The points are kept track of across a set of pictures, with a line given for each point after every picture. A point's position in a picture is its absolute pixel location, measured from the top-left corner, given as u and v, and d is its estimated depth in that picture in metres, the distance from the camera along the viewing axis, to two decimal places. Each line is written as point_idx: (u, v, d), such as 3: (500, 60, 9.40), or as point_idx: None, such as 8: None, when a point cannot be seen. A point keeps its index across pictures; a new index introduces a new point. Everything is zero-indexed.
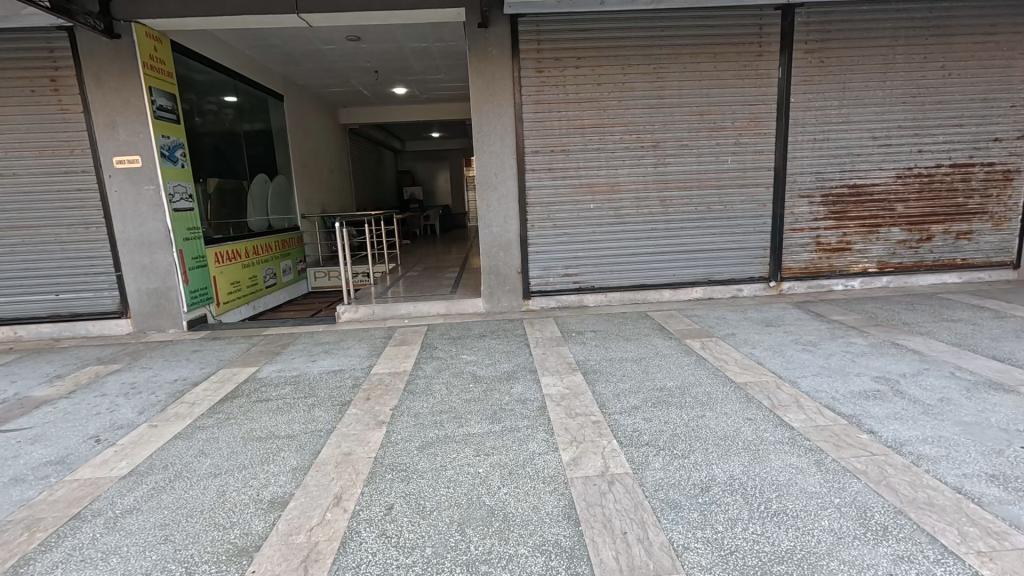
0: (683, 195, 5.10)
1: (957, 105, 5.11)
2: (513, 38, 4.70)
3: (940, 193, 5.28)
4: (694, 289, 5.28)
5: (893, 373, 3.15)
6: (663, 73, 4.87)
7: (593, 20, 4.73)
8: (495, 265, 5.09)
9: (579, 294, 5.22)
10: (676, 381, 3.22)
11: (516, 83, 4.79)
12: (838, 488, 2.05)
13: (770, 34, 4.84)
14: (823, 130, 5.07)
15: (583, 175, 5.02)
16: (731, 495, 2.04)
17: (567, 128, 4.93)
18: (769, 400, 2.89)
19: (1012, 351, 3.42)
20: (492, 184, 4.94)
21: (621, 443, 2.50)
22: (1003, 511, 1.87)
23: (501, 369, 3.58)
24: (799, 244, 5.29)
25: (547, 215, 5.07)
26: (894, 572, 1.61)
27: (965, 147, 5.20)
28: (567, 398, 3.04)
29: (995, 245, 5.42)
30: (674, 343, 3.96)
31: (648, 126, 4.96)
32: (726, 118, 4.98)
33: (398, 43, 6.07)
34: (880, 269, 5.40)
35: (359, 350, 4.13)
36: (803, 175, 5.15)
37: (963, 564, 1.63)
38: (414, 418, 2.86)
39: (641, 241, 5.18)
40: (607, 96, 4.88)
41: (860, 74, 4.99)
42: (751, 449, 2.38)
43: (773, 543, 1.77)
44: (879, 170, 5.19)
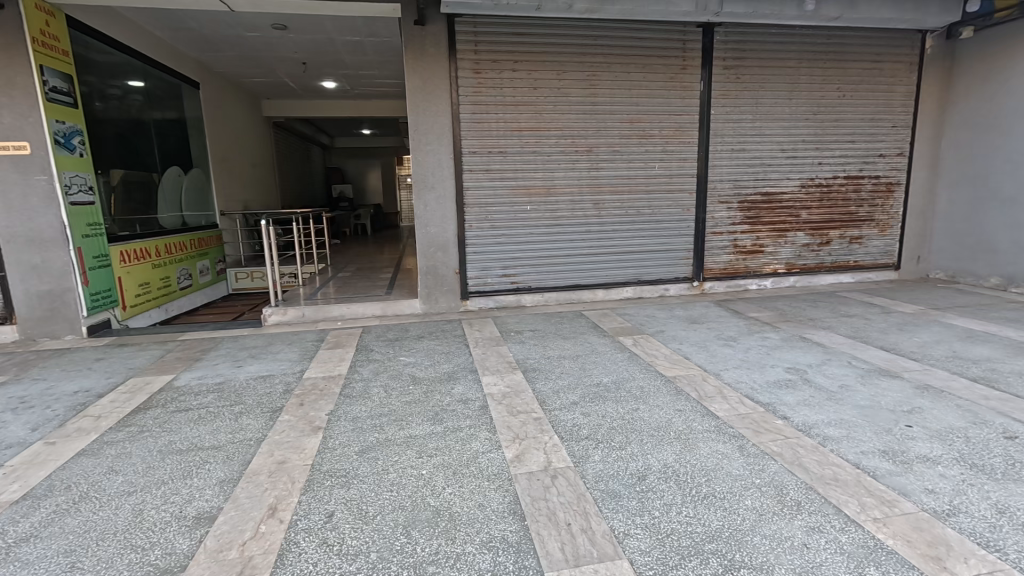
0: (615, 199, 5.31)
1: (851, 123, 5.72)
2: (450, 38, 4.68)
3: (837, 201, 5.88)
4: (626, 289, 5.52)
5: (801, 364, 3.47)
6: (596, 81, 5.05)
7: (530, 25, 4.81)
8: (433, 265, 5.04)
9: (516, 295, 5.29)
10: (612, 376, 3.36)
11: (453, 83, 4.78)
12: (758, 470, 2.24)
13: (692, 50, 5.17)
14: (739, 141, 5.48)
15: (520, 177, 5.09)
16: (665, 482, 2.16)
17: (504, 130, 4.98)
18: (697, 392, 3.08)
19: (896, 342, 3.89)
20: (429, 183, 4.88)
21: (562, 438, 2.57)
22: (893, 482, 2.12)
23: (442, 370, 3.55)
24: (719, 246, 5.68)
25: (485, 216, 5.10)
26: (808, 542, 1.78)
27: (857, 161, 5.82)
28: (508, 396, 3.08)
29: (881, 249, 6.11)
30: (608, 341, 4.12)
31: (582, 131, 5.12)
32: (654, 126, 5.25)
33: (329, 34, 5.83)
34: (788, 270, 5.92)
35: (290, 354, 3.93)
36: (723, 183, 5.54)
37: (863, 531, 1.83)
38: (352, 422, 2.78)
39: (576, 243, 5.33)
40: (542, 100, 4.99)
41: (770, 91, 5.45)
42: (682, 438, 2.53)
43: (704, 524, 1.89)
44: (787, 179, 5.70)
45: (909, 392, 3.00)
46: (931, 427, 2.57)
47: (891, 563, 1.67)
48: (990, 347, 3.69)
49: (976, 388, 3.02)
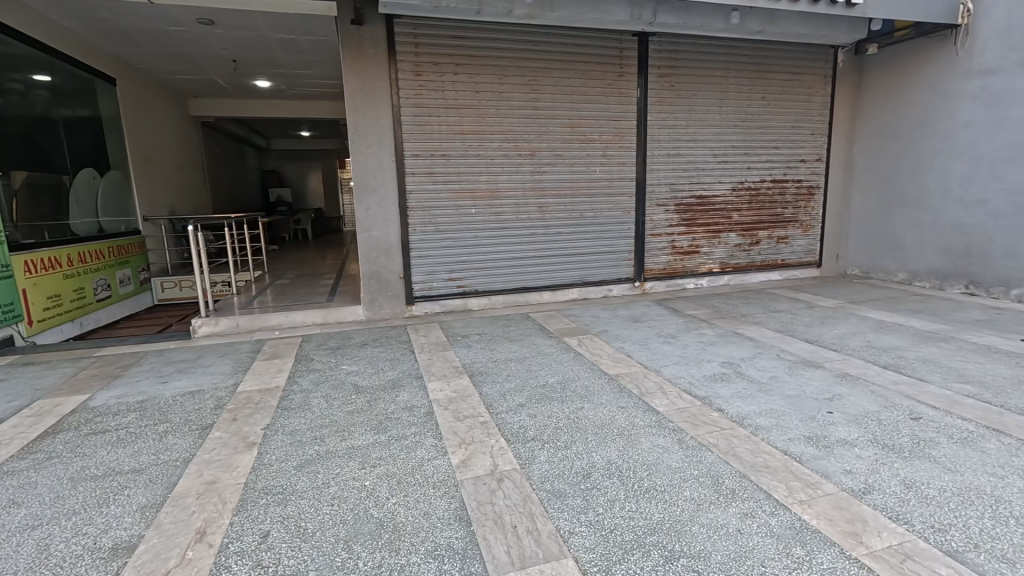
0: (559, 203, 5.40)
1: (775, 131, 6.10)
2: (390, 38, 4.60)
3: (764, 204, 6.25)
4: (571, 290, 5.61)
5: (735, 358, 3.66)
6: (537, 86, 5.12)
7: (471, 28, 4.81)
8: (376, 270, 4.92)
9: (463, 299, 5.26)
10: (558, 377, 3.40)
11: (393, 85, 4.70)
12: (696, 461, 2.33)
13: (629, 58, 5.35)
14: (675, 146, 5.72)
15: (464, 179, 5.07)
16: (609, 478, 2.21)
17: (447, 132, 4.95)
18: (639, 388, 3.18)
19: (819, 334, 4.17)
20: (370, 187, 4.77)
21: (509, 440, 2.57)
22: (817, 465, 2.27)
23: (386, 377, 3.47)
24: (658, 247, 5.90)
25: (429, 219, 5.04)
26: (741, 527, 1.87)
27: (781, 166, 6.22)
28: (454, 401, 3.05)
29: (804, 248, 6.55)
30: (554, 341, 4.17)
31: (525, 135, 5.18)
32: (594, 131, 5.38)
33: (261, 31, 5.58)
34: (722, 269, 6.23)
35: (222, 367, 3.71)
36: (660, 186, 5.75)
37: (790, 513, 1.94)
38: (290, 436, 2.65)
39: (522, 246, 5.37)
40: (485, 103, 4.99)
41: (702, 99, 5.72)
42: (625, 434, 2.60)
43: (646, 517, 1.95)
44: (719, 183, 6.00)
45: (830, 380, 3.22)
46: (849, 412, 2.77)
47: (815, 542, 1.78)
48: (898, 336, 4.04)
49: (887, 374, 3.29)
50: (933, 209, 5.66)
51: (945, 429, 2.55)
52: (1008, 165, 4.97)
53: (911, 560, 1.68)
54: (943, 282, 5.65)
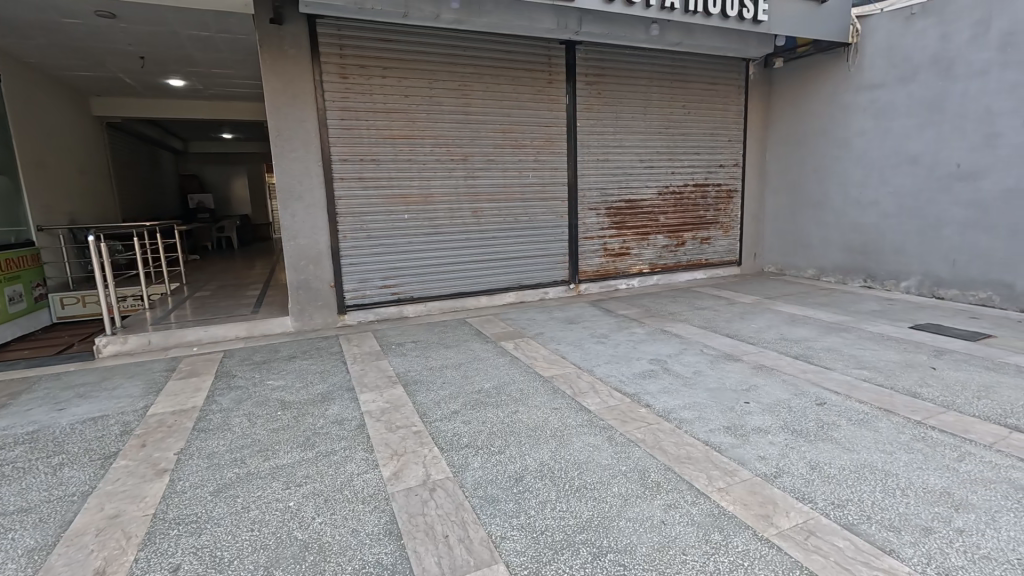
0: (493, 207, 5.42)
1: (695, 137, 6.45)
2: (312, 39, 4.45)
3: (688, 207, 6.59)
4: (508, 294, 5.65)
5: (662, 355, 3.82)
6: (467, 91, 5.12)
7: (398, 31, 4.73)
8: (304, 279, 4.73)
9: (398, 306, 5.16)
10: (493, 381, 3.41)
11: (317, 87, 4.54)
12: (625, 457, 2.41)
13: (557, 65, 5.47)
14: (604, 152, 5.91)
15: (395, 184, 4.97)
16: (541, 480, 2.23)
17: (376, 136, 4.84)
18: (572, 388, 3.24)
19: (739, 329, 4.44)
20: (296, 193, 4.59)
21: (443, 449, 2.54)
22: (734, 453, 2.41)
23: (315, 391, 3.33)
24: (591, 250, 6.06)
25: (360, 225, 4.90)
26: (665, 519, 1.95)
27: (702, 171, 6.58)
28: (387, 412, 2.98)
29: (725, 248, 6.96)
30: (491, 346, 4.18)
31: (457, 139, 5.16)
32: (525, 136, 5.45)
33: (170, 27, 5.22)
34: (651, 269, 6.49)
35: (131, 389, 3.42)
36: (591, 191, 5.92)
37: (710, 501, 2.05)
38: (207, 459, 2.49)
39: (457, 251, 5.34)
40: (415, 108, 4.93)
41: (627, 107, 5.95)
42: (558, 435, 2.65)
43: (576, 515, 1.99)
44: (646, 187, 6.26)
45: (748, 372, 3.43)
46: (763, 402, 2.97)
47: (731, 526, 1.89)
48: (807, 328, 4.38)
49: (796, 364, 3.56)
50: (835, 210, 6.19)
51: (845, 412, 2.79)
52: (894, 171, 5.51)
53: (815, 536, 1.82)
54: (845, 277, 6.18)
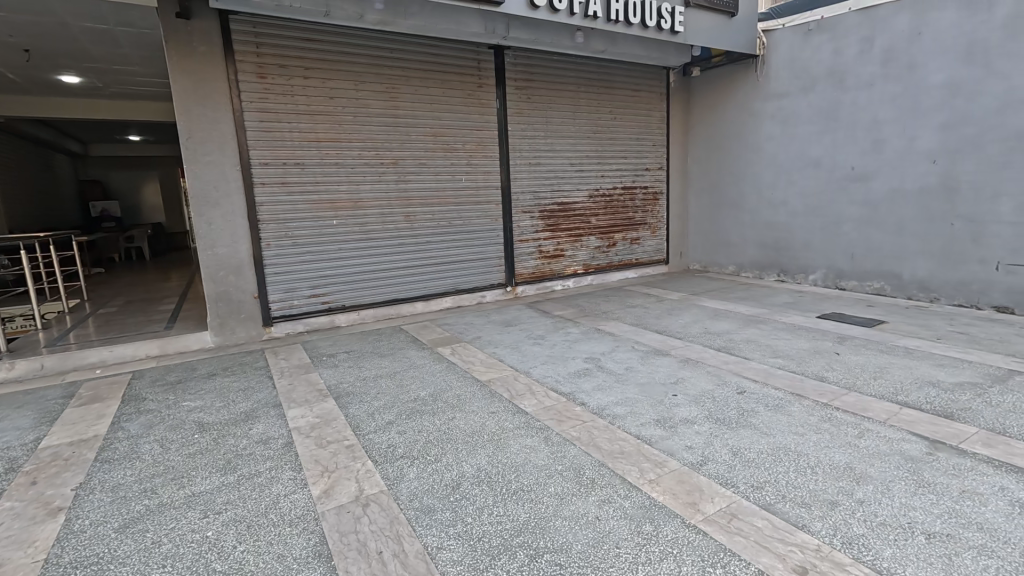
0: (426, 211, 5.33)
1: (622, 142, 6.70)
2: (225, 34, 4.20)
3: (618, 208, 6.82)
4: (444, 299, 5.59)
5: (596, 353, 3.93)
6: (395, 93, 5.02)
7: (320, 31, 4.57)
8: (224, 291, 4.45)
9: (329, 315, 4.96)
10: (429, 389, 3.34)
11: (233, 87, 4.29)
12: (561, 456, 2.44)
13: (486, 70, 5.50)
14: (535, 155, 5.99)
15: (322, 189, 4.78)
16: (478, 486, 2.21)
17: (299, 140, 4.63)
18: (509, 391, 3.25)
19: (667, 325, 4.64)
20: (211, 199, 4.30)
21: (377, 461, 2.46)
22: (663, 445, 2.50)
23: (237, 410, 3.12)
24: (526, 252, 6.12)
25: (285, 233, 4.67)
26: (600, 514, 1.99)
27: (629, 174, 6.85)
28: (317, 427, 2.84)
29: (653, 247, 7.27)
30: (427, 353, 4.12)
31: (386, 143, 5.03)
32: (456, 140, 5.42)
33: (59, 18, 4.74)
34: (585, 270, 6.66)
35: (19, 420, 3.06)
36: (525, 194, 5.99)
37: (642, 494, 2.12)
38: (112, 492, 2.26)
39: (390, 257, 5.21)
40: (340, 110, 4.77)
41: (556, 112, 6.08)
42: (495, 439, 2.64)
43: (513, 519, 1.99)
44: (578, 191, 6.42)
45: (676, 366, 3.59)
46: (690, 393, 3.12)
47: (662, 517, 1.96)
48: (728, 321, 4.66)
49: (718, 355, 3.77)
50: (750, 210, 6.62)
51: (763, 399, 2.99)
52: (800, 173, 5.98)
53: (737, 519, 1.92)
54: (762, 272, 6.61)
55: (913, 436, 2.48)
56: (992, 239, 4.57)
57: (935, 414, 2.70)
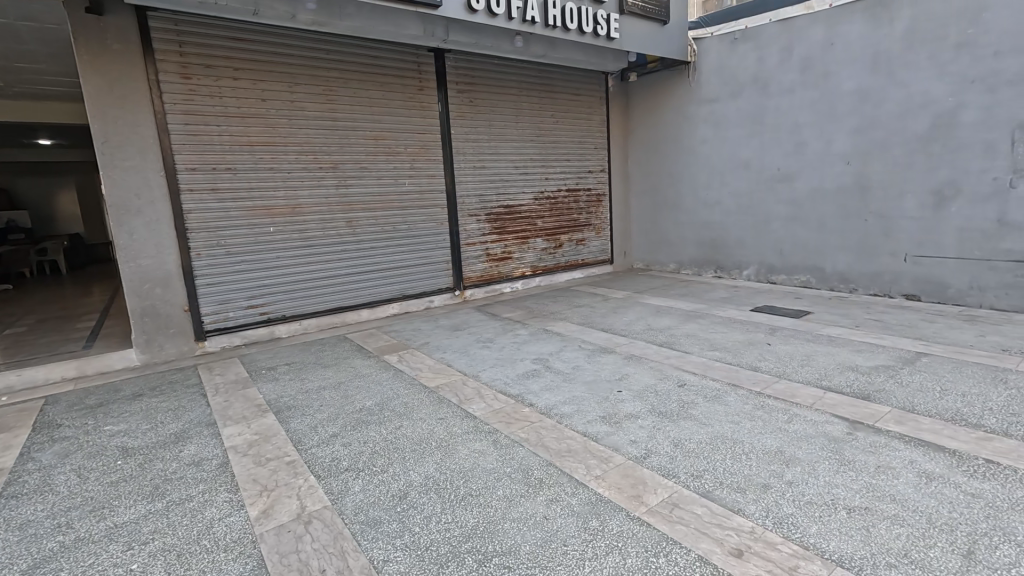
0: (369, 217, 5.21)
1: (565, 145, 6.83)
2: (143, 32, 3.95)
3: (563, 210, 6.94)
4: (391, 305, 5.48)
5: (545, 354, 3.97)
6: (333, 95, 4.88)
7: (250, 30, 4.39)
8: (150, 305, 4.17)
9: (268, 327, 4.75)
10: (376, 398, 3.27)
11: (154, 88, 4.03)
12: (509, 458, 2.45)
13: (427, 73, 5.45)
14: (479, 158, 5.99)
15: (257, 195, 4.57)
16: (426, 495, 2.18)
17: (230, 144, 4.41)
18: (458, 396, 3.22)
19: (612, 323, 4.75)
20: (132, 208, 4.02)
21: (319, 476, 2.38)
22: (609, 441, 2.56)
23: (167, 432, 2.92)
24: (474, 256, 6.10)
25: (217, 241, 4.43)
26: (548, 514, 2.01)
27: (573, 177, 6.98)
28: (255, 444, 2.71)
29: (598, 247, 7.44)
30: (373, 361, 4.02)
31: (324, 147, 4.88)
32: (398, 144, 5.33)
33: None
34: (533, 271, 6.72)
35: None
36: (470, 197, 5.97)
37: (588, 490, 2.15)
38: (20, 531, 2.06)
39: (332, 264, 5.06)
40: (273, 113, 4.59)
41: (499, 115, 6.11)
42: (443, 446, 2.61)
43: (461, 525, 1.97)
44: (523, 193, 6.47)
45: (620, 363, 3.68)
46: (634, 389, 3.21)
47: (608, 511, 2.00)
48: (670, 317, 4.84)
49: (661, 351, 3.90)
50: (688, 210, 6.90)
51: (702, 390, 3.12)
52: (732, 174, 6.30)
53: (678, 508, 1.99)
54: (700, 269, 6.91)
55: (836, 418, 2.66)
56: (900, 233, 4.99)
57: (856, 396, 2.91)
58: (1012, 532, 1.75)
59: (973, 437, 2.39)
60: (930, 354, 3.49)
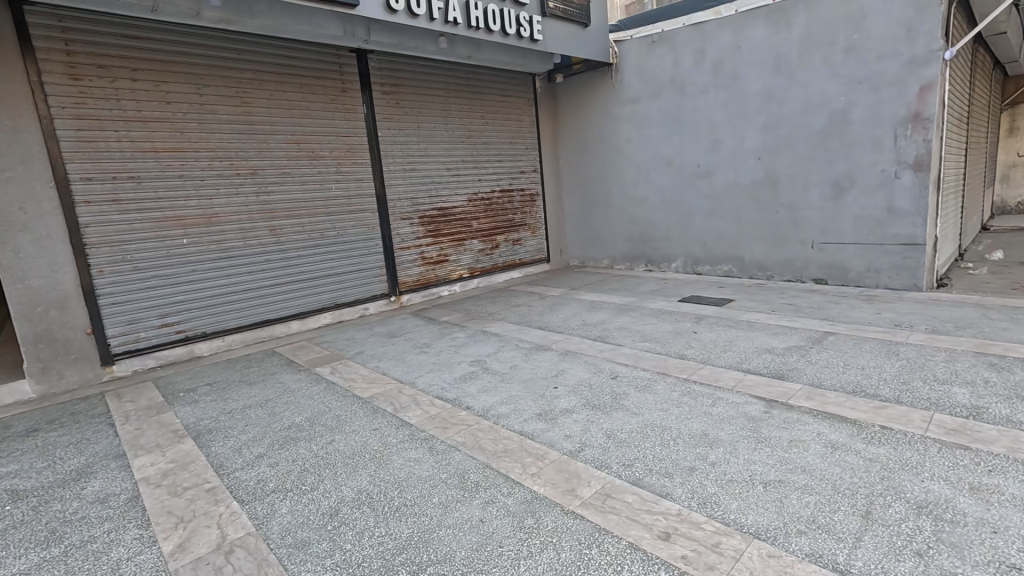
0: (293, 224, 4.99)
1: (496, 146, 6.86)
2: (21, 29, 3.57)
3: (497, 211, 6.96)
4: (323, 315, 5.28)
5: (482, 355, 3.96)
6: (247, 97, 4.64)
7: (149, 28, 4.08)
8: (45, 329, 3.78)
9: (187, 345, 4.44)
10: (306, 413, 3.13)
11: (37, 91, 3.66)
12: (445, 463, 2.42)
13: (349, 74, 5.29)
14: (409, 161, 5.89)
15: (166, 205, 4.25)
16: (359, 509, 2.11)
17: (132, 151, 4.08)
18: (393, 405, 3.15)
19: (549, 320, 4.82)
20: (17, 224, 3.62)
21: (242, 501, 2.24)
22: (545, 438, 2.59)
23: (67, 469, 2.65)
24: (408, 260, 5.98)
25: (122, 256, 4.08)
26: (483, 516, 2.00)
27: (505, 177, 7.02)
28: (170, 473, 2.52)
29: (534, 246, 7.52)
30: (304, 374, 3.85)
31: (240, 152, 4.63)
32: (322, 147, 5.14)
33: None
34: (470, 273, 6.69)
35: None
36: (402, 200, 5.86)
37: (524, 488, 2.17)
38: None
39: (255, 274, 4.80)
40: (181, 117, 4.29)
41: (427, 117, 6.04)
42: (377, 457, 2.54)
43: (395, 537, 1.92)
44: (456, 195, 6.43)
45: (556, 359, 3.74)
46: (569, 384, 3.27)
47: (543, 507, 2.03)
48: (604, 311, 4.98)
49: (596, 345, 4.00)
50: (618, 207, 7.12)
51: (633, 381, 3.23)
52: (656, 171, 6.56)
53: (610, 498, 2.05)
54: (632, 263, 7.14)
55: (754, 398, 2.84)
56: (808, 223, 5.39)
57: (772, 376, 3.12)
58: (902, 490, 1.94)
59: (871, 407, 2.62)
60: (836, 333, 3.80)
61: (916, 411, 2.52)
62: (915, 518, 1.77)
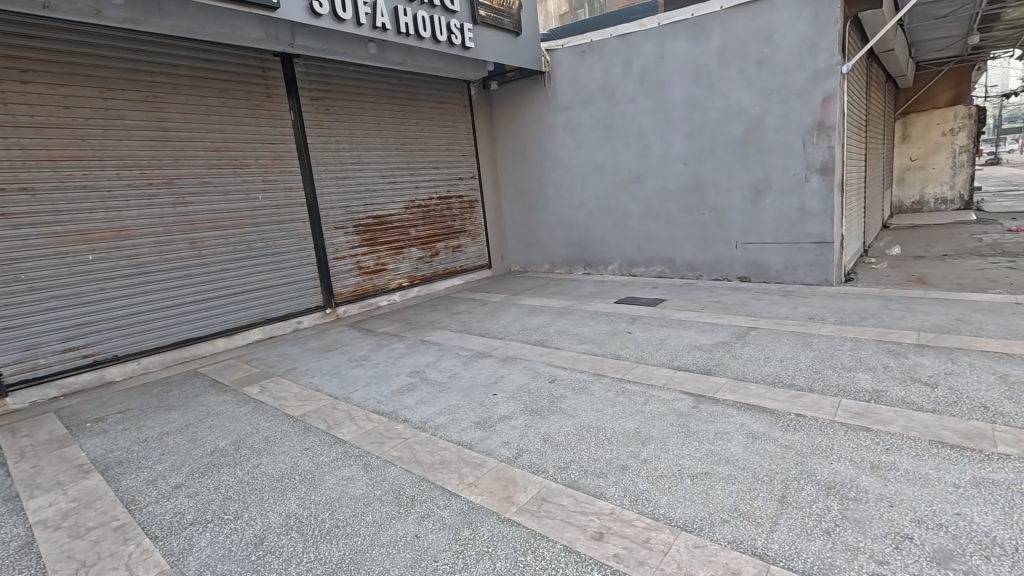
0: (216, 236, 4.71)
1: (432, 153, 6.80)
2: None
3: (436, 218, 6.89)
4: (252, 331, 5.01)
5: (420, 366, 3.89)
6: (159, 102, 4.34)
7: (41, 26, 3.73)
8: None
9: (96, 371, 4.07)
10: (231, 436, 2.95)
11: None
12: (380, 479, 2.35)
13: (273, 79, 5.08)
14: (342, 168, 5.72)
15: (69, 219, 3.91)
16: (286, 535, 2.01)
17: (25, 160, 3.72)
18: (326, 422, 3.03)
19: (490, 326, 4.82)
20: None
21: (155, 538, 2.07)
22: (483, 446, 2.58)
23: None
24: (344, 270, 5.80)
25: (15, 276, 3.69)
26: (419, 531, 1.96)
27: (443, 183, 6.97)
28: (72, 514, 2.29)
29: (475, 253, 7.52)
30: (230, 395, 3.63)
31: (153, 161, 4.32)
32: (246, 155, 4.90)
33: None
34: (410, 281, 6.58)
35: None
36: (335, 209, 5.68)
37: (461, 499, 2.14)
38: None
39: (175, 291, 4.48)
40: (83, 123, 3.96)
41: (359, 123, 5.90)
42: (308, 477, 2.43)
43: (324, 561, 1.84)
44: (392, 203, 6.31)
45: (496, 366, 3.73)
46: (508, 390, 3.27)
47: (480, 516, 2.01)
48: (544, 315, 5.04)
49: (535, 349, 4.04)
50: (555, 211, 7.25)
51: (570, 383, 3.27)
52: (590, 176, 6.74)
53: (546, 502, 2.06)
54: (570, 267, 7.29)
55: (683, 394, 2.96)
56: (731, 224, 5.71)
57: (700, 372, 3.26)
58: (813, 473, 2.08)
59: (787, 396, 2.79)
60: (758, 327, 4.03)
61: (826, 398, 2.72)
62: (825, 499, 1.91)
